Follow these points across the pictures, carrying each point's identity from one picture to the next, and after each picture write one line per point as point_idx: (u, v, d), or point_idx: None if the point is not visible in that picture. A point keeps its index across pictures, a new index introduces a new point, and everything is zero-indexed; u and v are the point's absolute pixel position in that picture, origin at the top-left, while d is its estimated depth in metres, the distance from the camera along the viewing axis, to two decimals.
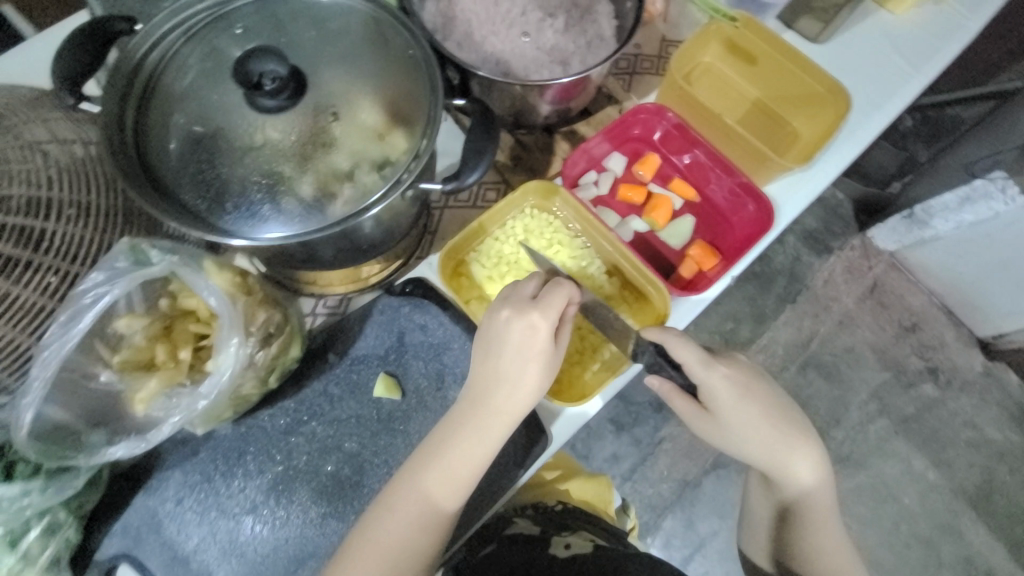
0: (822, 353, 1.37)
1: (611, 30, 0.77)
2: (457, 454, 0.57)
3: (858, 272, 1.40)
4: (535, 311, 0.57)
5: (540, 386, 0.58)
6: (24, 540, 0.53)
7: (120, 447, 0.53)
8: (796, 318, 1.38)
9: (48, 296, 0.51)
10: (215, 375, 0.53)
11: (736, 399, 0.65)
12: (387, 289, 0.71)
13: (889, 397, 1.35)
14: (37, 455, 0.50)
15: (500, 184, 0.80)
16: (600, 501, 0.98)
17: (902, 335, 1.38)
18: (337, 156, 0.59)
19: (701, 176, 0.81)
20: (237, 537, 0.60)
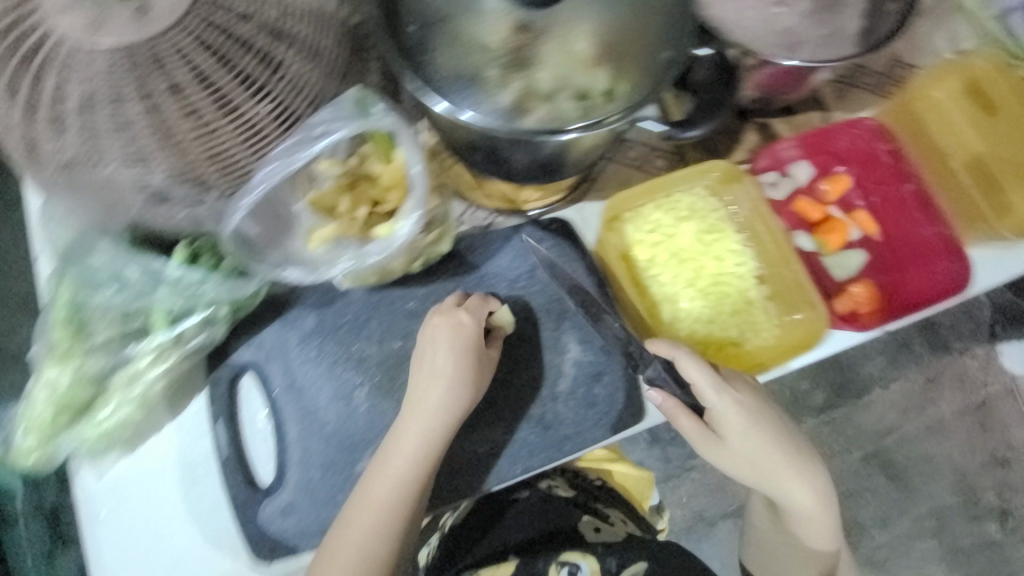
0: (896, 452, 1.23)
1: (857, 28, 0.69)
2: (434, 436, 0.59)
3: (971, 384, 1.25)
4: (460, 313, 0.62)
5: (465, 385, 0.61)
6: (185, 322, 0.58)
7: (294, 271, 0.58)
8: (881, 403, 1.23)
9: (272, 122, 0.56)
10: (385, 240, 0.56)
11: (747, 426, 0.64)
12: (530, 221, 0.71)
13: (949, 521, 1.24)
14: (235, 248, 0.57)
15: (671, 155, 0.77)
16: (637, 491, 0.95)
17: (990, 465, 1.25)
18: (544, 74, 0.57)
19: (893, 214, 0.74)
20: (347, 388, 0.64)
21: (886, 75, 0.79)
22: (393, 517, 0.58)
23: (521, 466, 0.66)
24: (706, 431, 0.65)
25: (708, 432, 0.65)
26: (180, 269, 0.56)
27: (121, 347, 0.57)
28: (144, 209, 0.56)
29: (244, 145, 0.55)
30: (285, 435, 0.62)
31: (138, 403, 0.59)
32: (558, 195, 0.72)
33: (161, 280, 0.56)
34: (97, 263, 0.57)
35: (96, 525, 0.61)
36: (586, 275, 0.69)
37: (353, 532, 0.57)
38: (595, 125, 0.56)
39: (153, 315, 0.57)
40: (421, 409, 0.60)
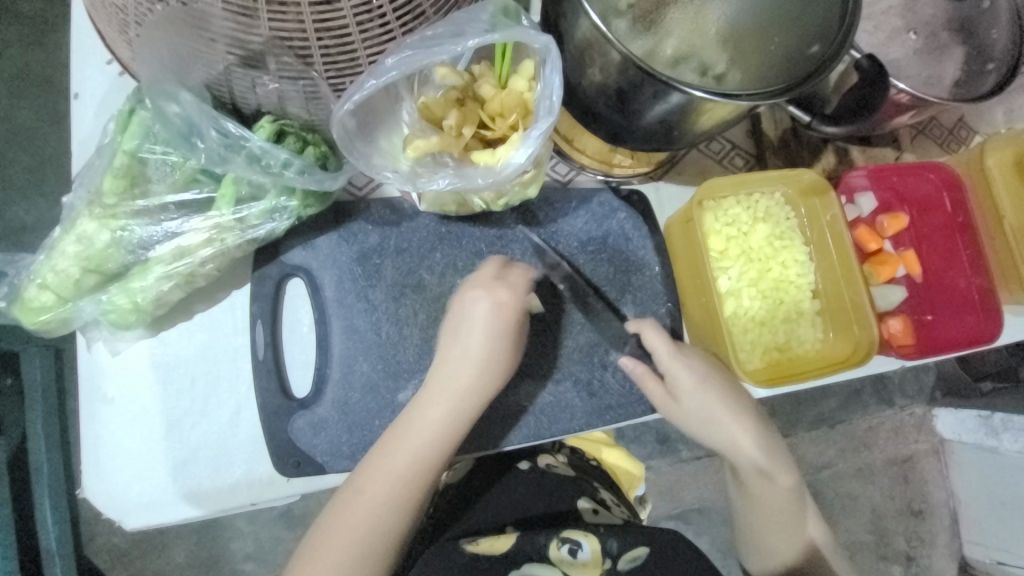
0: (827, 486, 1.21)
1: (953, 78, 0.72)
2: (458, 411, 0.56)
3: (904, 437, 1.24)
4: (501, 290, 0.58)
5: (493, 369, 0.57)
6: (251, 205, 0.53)
7: (391, 177, 0.54)
8: (826, 440, 1.21)
9: (394, 14, 0.46)
10: (492, 165, 0.53)
11: (698, 389, 0.62)
12: (610, 187, 0.70)
13: (859, 557, 1.23)
14: (337, 137, 0.51)
15: (750, 157, 0.77)
16: (625, 477, 0.82)
17: (905, 514, 1.25)
18: (666, 43, 0.56)
19: (936, 260, 0.78)
20: (402, 316, 0.61)
21: (950, 133, 0.85)
22: (410, 488, 0.54)
23: (559, 427, 0.65)
24: (664, 397, 0.63)
25: (668, 400, 0.64)
26: (263, 144, 0.50)
27: (176, 215, 0.53)
28: (235, 70, 0.48)
29: (356, 27, 0.45)
30: (329, 348, 0.59)
31: (179, 282, 0.53)
32: (647, 167, 0.70)
33: (239, 150, 0.51)
34: (175, 113, 0.50)
35: (101, 403, 0.56)
36: (654, 253, 0.69)
37: (368, 495, 0.54)
38: (764, 97, 0.50)
39: (222, 185, 0.52)
40: (446, 384, 0.56)
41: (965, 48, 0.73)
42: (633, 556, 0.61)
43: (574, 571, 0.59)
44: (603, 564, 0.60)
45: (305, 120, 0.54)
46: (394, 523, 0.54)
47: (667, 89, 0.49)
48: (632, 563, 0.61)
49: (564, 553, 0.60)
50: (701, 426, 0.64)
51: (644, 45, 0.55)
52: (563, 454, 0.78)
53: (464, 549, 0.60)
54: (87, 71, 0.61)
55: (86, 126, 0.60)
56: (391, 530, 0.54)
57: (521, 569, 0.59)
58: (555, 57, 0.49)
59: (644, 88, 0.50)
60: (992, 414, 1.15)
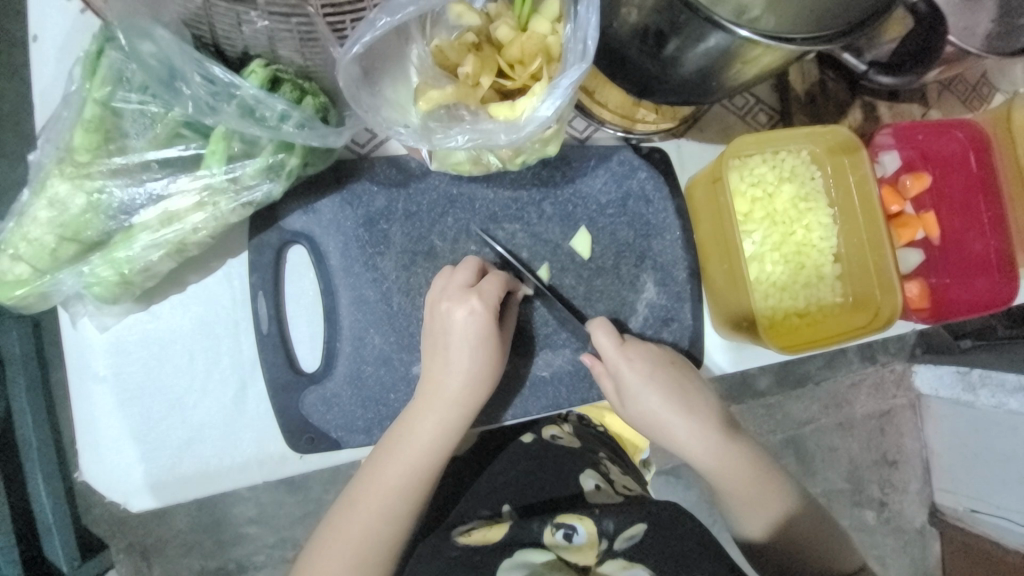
0: (811, 440, 1.25)
1: (988, 30, 0.69)
2: (443, 422, 0.53)
3: (884, 392, 1.28)
4: (469, 298, 0.53)
5: (478, 371, 0.54)
6: (244, 164, 0.47)
7: (404, 134, 0.48)
8: (815, 397, 1.24)
9: None
10: (512, 121, 0.48)
11: (645, 388, 0.60)
12: (630, 144, 0.65)
13: (838, 505, 1.29)
14: (342, 87, 0.46)
15: (775, 113, 0.73)
16: (630, 441, 0.82)
17: (882, 465, 1.30)
18: None
19: (955, 223, 0.76)
20: (414, 286, 0.57)
21: (974, 89, 0.81)
22: (400, 505, 0.53)
23: (577, 397, 0.64)
24: (614, 396, 0.62)
25: (618, 398, 0.62)
26: (256, 92, 0.45)
27: (160, 174, 0.47)
28: (217, 4, 0.41)
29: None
30: (338, 321, 0.56)
31: (169, 250, 0.48)
32: (671, 123, 0.66)
33: (230, 100, 0.45)
34: (152, 54, 0.44)
35: (92, 382, 0.52)
36: (674, 216, 0.65)
37: (362, 511, 0.52)
38: (819, 43, 0.46)
39: (211, 141, 0.46)
40: (427, 399, 0.54)
41: None
42: (631, 535, 0.59)
43: (571, 555, 0.58)
44: (600, 545, 0.59)
45: (301, 65, 0.47)
46: (394, 540, 0.53)
47: (711, 31, 0.44)
48: (630, 543, 0.59)
49: (560, 539, 0.60)
50: (652, 425, 0.63)
51: None
52: (570, 424, 0.77)
53: (454, 542, 0.60)
54: (42, 6, 0.52)
55: (45, 71, 0.53)
56: (393, 546, 0.53)
57: (513, 558, 0.57)
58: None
59: (687, 36, 0.46)
60: (971, 370, 1.16)
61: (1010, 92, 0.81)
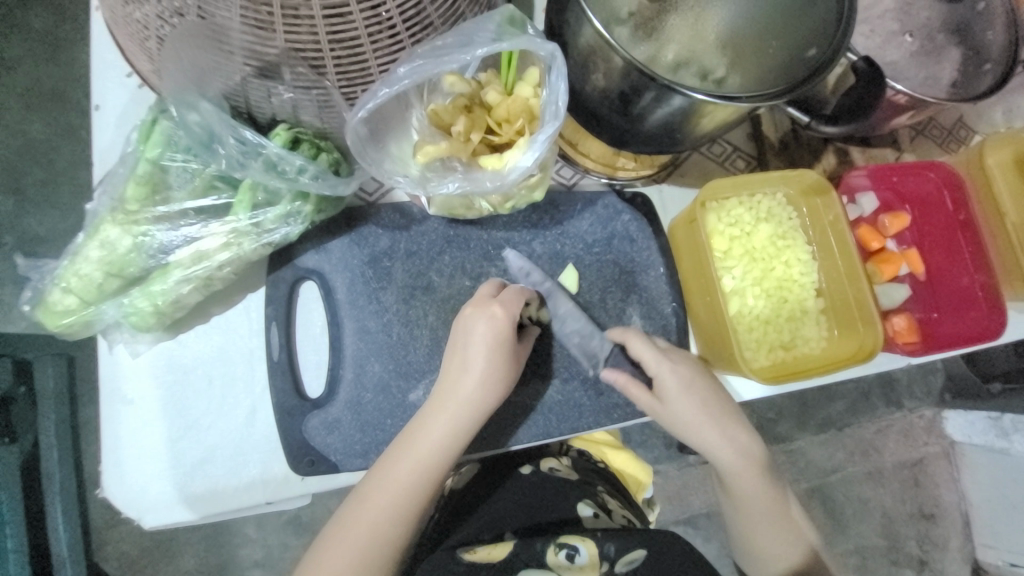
0: (836, 490, 1.21)
1: (950, 79, 0.73)
2: (459, 424, 0.56)
3: (914, 440, 1.23)
4: (495, 305, 0.59)
5: (493, 375, 0.57)
6: (267, 211, 0.54)
7: (403, 182, 0.56)
8: (835, 442, 1.21)
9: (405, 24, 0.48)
10: (498, 170, 0.55)
11: (684, 395, 0.62)
12: (614, 189, 0.71)
13: (872, 562, 1.22)
14: (352, 145, 0.54)
15: (752, 159, 0.78)
16: (632, 480, 0.83)
17: (916, 518, 1.24)
18: (668, 50, 0.58)
19: (939, 259, 0.78)
20: (413, 317, 0.62)
21: (949, 133, 0.86)
22: (410, 504, 0.55)
23: (567, 426, 0.66)
24: (651, 404, 0.63)
25: (655, 405, 0.63)
26: (279, 151, 0.52)
27: (195, 220, 0.54)
28: (251, 81, 0.50)
29: (370, 39, 0.48)
30: (342, 349, 0.61)
31: (197, 284, 0.55)
32: (650, 170, 0.72)
33: (257, 157, 0.53)
34: (195, 121, 0.52)
35: (121, 404, 0.57)
36: (657, 254, 0.70)
37: (373, 505, 0.55)
38: (763, 99, 0.51)
39: (240, 192, 0.54)
40: (445, 399, 0.57)
41: (962, 49, 0.74)
42: (631, 559, 0.60)
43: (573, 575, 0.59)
44: (602, 568, 0.60)
45: (317, 125, 0.55)
46: (396, 541, 0.55)
47: (670, 92, 0.50)
48: (629, 567, 0.60)
49: (562, 559, 0.60)
50: (687, 434, 0.64)
51: (645, 51, 0.57)
52: (569, 457, 0.78)
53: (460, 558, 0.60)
54: (109, 84, 0.63)
55: (106, 136, 0.62)
56: (394, 548, 0.55)
57: None
58: (561, 63, 0.51)
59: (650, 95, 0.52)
60: (1003, 415, 1.15)
61: (986, 134, 0.86)
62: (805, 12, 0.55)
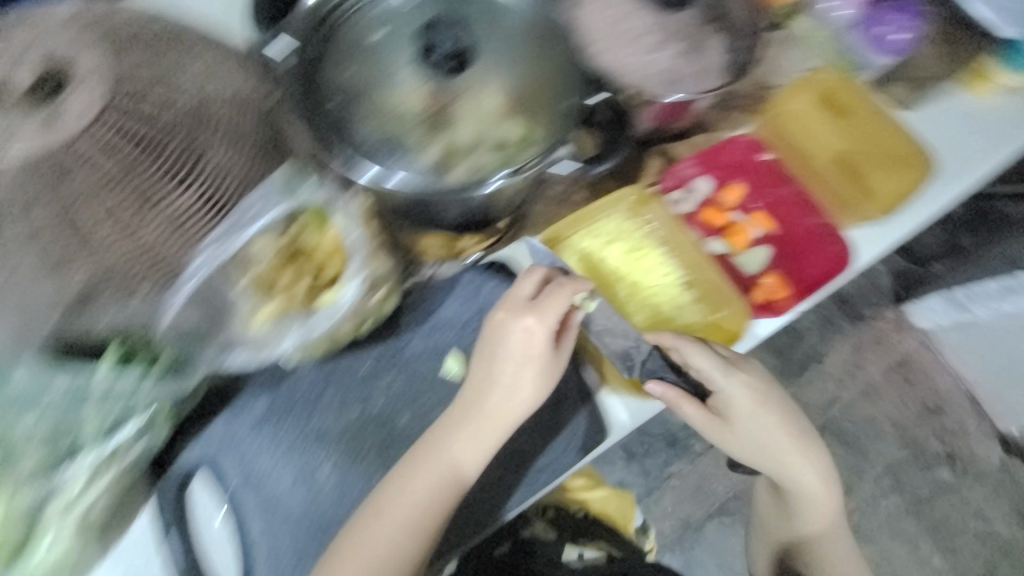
0: (842, 421, 1.42)
1: (722, 62, 0.80)
2: (478, 443, 0.60)
3: (888, 343, 1.45)
4: (531, 316, 0.60)
5: (532, 397, 0.62)
6: (121, 432, 0.57)
7: (240, 355, 0.58)
8: (823, 379, 1.43)
9: (194, 210, 0.55)
10: (330, 309, 0.59)
11: (728, 379, 0.72)
12: (471, 266, 0.75)
13: (904, 473, 1.42)
14: (174, 346, 0.56)
15: (587, 189, 0.82)
16: (620, 514, 1.07)
17: (925, 416, 1.43)
18: (461, 130, 0.63)
19: (785, 213, 0.84)
20: (311, 470, 0.63)
21: (755, 95, 0.91)
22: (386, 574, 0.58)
23: (505, 501, 0.69)
24: (697, 406, 0.73)
25: (697, 402, 0.73)
26: (109, 377, 0.54)
27: (53, 475, 0.55)
28: (65, 324, 0.53)
29: (174, 230, 0.55)
30: (249, 529, 0.61)
31: (77, 527, 0.56)
32: (493, 237, 0.76)
33: (88, 394, 0.54)
34: (16, 386, 0.53)
35: None
36: None
37: None
38: (524, 171, 0.62)
39: (84, 428, 0.56)
40: (435, 454, 0.60)
41: (720, 33, 0.80)
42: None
43: None
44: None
45: (137, 330, 0.56)
46: None
47: (466, 193, 0.61)
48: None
49: None
50: (715, 403, 0.75)
51: (434, 153, 0.62)
52: (548, 515, 1.00)
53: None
54: None
55: None
56: None
57: None
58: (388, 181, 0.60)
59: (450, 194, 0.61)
60: (955, 293, 1.33)
61: (790, 80, 0.92)
62: (545, 76, 0.67)
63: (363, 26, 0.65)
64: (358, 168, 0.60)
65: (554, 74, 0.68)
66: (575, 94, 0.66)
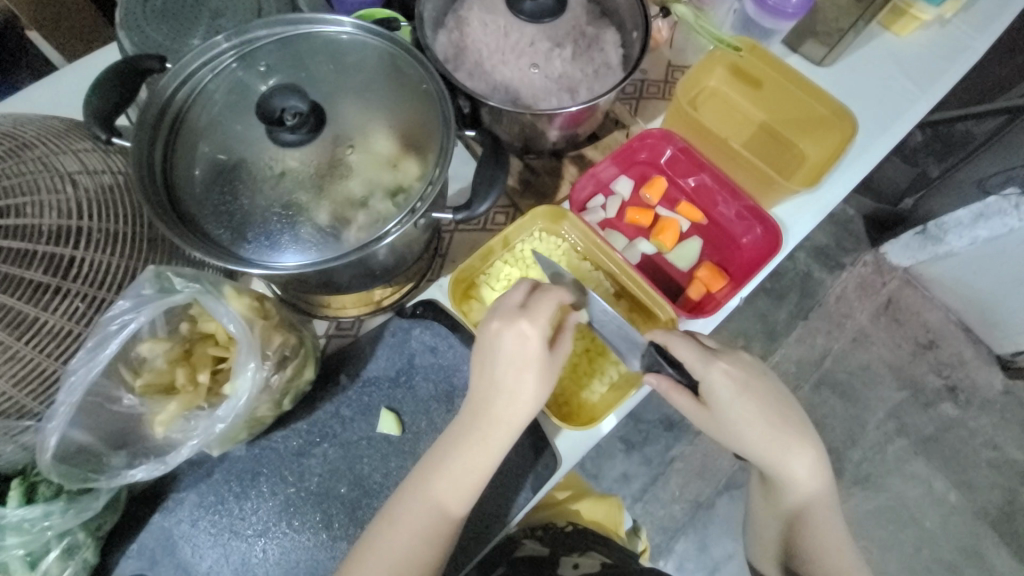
0: (837, 371, 1.41)
1: (618, 58, 0.78)
2: (485, 447, 0.59)
3: (873, 287, 1.46)
4: (523, 321, 0.58)
5: (535, 400, 0.59)
6: (43, 561, 0.54)
7: (140, 470, 0.55)
8: (810, 332, 1.43)
9: (76, 321, 0.54)
10: (232, 398, 0.55)
11: (727, 385, 0.64)
12: (396, 312, 0.72)
13: (908, 415, 1.39)
14: (61, 478, 0.53)
15: (509, 207, 0.82)
16: (609, 521, 0.99)
17: (920, 352, 1.43)
18: (353, 184, 0.61)
19: (709, 200, 0.82)
20: (249, 559, 0.61)
21: (666, 82, 0.91)
22: None
23: (463, 541, 0.69)
24: (691, 404, 0.66)
25: (693, 402, 0.66)
26: (18, 513, 0.53)
27: None
28: None
29: (60, 345, 0.54)
30: None
31: None
32: (409, 282, 0.73)
33: (1, 530, 0.53)
34: None
35: None
36: (462, 347, 0.71)
37: None
38: (405, 220, 0.59)
39: (3, 566, 0.53)
40: (444, 469, 0.59)
41: (613, 28, 0.79)
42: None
43: None
44: None
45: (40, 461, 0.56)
46: None
47: (369, 248, 0.59)
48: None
49: None
50: (713, 415, 0.66)
51: (326, 213, 0.60)
52: (537, 535, 0.92)
53: None
54: None
55: None
56: None
57: None
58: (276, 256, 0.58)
59: (344, 259, 0.58)
60: (926, 226, 1.29)
61: (698, 59, 0.91)
62: (425, 108, 0.64)
63: (226, 98, 0.63)
64: (236, 266, 0.57)
65: (430, 107, 0.64)
66: (450, 128, 0.61)
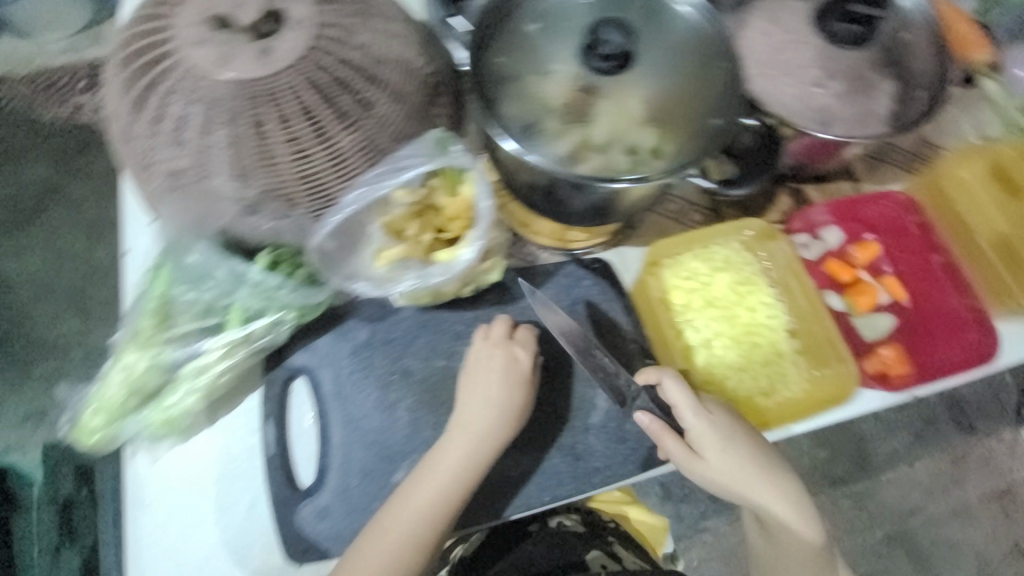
0: (919, 534, 1.24)
1: (888, 111, 0.74)
2: (470, 462, 0.62)
3: (994, 467, 1.28)
4: (516, 347, 0.67)
5: (520, 415, 0.65)
6: (255, 323, 0.65)
7: (362, 285, 0.65)
8: (910, 480, 1.26)
9: (357, 151, 0.62)
10: (447, 264, 0.63)
11: (724, 438, 0.66)
12: (574, 259, 0.76)
13: None
14: (317, 262, 0.65)
15: (708, 211, 0.82)
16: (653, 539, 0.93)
17: (1015, 557, 1.25)
18: (598, 129, 0.64)
19: (921, 284, 0.78)
20: (392, 402, 0.68)
21: (914, 154, 0.84)
22: None
23: (550, 495, 0.68)
24: (688, 456, 0.66)
25: (694, 455, 0.66)
26: (261, 275, 0.64)
27: (195, 340, 0.65)
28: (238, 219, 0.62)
29: (337, 166, 0.62)
30: (330, 439, 0.66)
31: (200, 395, 0.64)
32: (602, 237, 0.77)
33: (243, 282, 0.65)
34: (194, 261, 0.65)
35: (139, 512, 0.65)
36: (622, 313, 0.73)
37: None
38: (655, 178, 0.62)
39: (230, 313, 0.64)
40: (437, 466, 0.62)
41: (894, 81, 0.75)
42: None
43: None
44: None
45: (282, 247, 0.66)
46: None
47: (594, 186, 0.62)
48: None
49: None
50: (727, 473, 0.67)
51: (571, 142, 0.64)
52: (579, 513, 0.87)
53: None
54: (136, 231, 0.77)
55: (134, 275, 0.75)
56: None
57: None
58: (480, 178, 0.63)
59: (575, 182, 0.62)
60: None
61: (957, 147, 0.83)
62: (706, 87, 0.65)
63: (514, 11, 0.68)
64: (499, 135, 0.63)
65: (709, 89, 0.66)
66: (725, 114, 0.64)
